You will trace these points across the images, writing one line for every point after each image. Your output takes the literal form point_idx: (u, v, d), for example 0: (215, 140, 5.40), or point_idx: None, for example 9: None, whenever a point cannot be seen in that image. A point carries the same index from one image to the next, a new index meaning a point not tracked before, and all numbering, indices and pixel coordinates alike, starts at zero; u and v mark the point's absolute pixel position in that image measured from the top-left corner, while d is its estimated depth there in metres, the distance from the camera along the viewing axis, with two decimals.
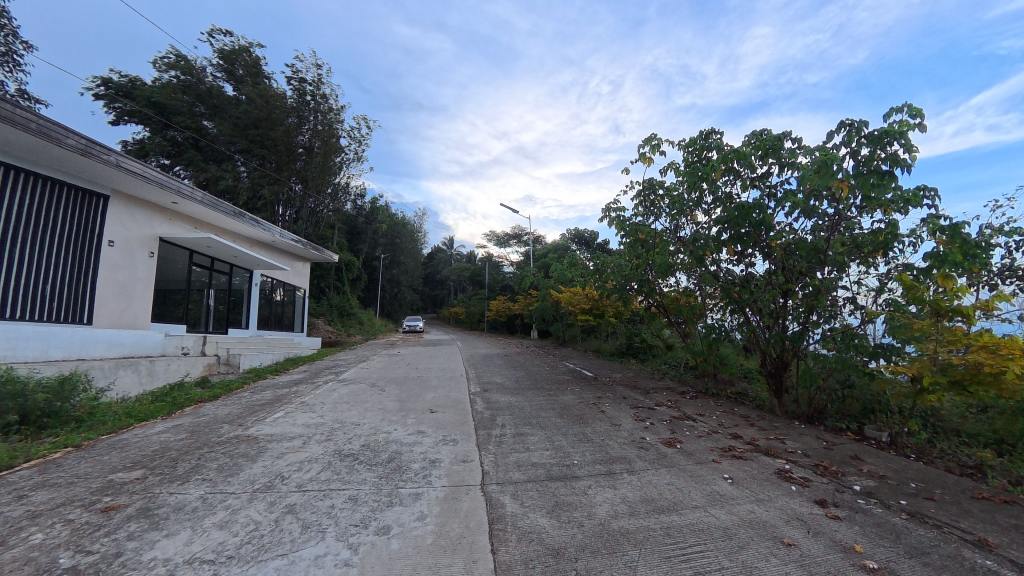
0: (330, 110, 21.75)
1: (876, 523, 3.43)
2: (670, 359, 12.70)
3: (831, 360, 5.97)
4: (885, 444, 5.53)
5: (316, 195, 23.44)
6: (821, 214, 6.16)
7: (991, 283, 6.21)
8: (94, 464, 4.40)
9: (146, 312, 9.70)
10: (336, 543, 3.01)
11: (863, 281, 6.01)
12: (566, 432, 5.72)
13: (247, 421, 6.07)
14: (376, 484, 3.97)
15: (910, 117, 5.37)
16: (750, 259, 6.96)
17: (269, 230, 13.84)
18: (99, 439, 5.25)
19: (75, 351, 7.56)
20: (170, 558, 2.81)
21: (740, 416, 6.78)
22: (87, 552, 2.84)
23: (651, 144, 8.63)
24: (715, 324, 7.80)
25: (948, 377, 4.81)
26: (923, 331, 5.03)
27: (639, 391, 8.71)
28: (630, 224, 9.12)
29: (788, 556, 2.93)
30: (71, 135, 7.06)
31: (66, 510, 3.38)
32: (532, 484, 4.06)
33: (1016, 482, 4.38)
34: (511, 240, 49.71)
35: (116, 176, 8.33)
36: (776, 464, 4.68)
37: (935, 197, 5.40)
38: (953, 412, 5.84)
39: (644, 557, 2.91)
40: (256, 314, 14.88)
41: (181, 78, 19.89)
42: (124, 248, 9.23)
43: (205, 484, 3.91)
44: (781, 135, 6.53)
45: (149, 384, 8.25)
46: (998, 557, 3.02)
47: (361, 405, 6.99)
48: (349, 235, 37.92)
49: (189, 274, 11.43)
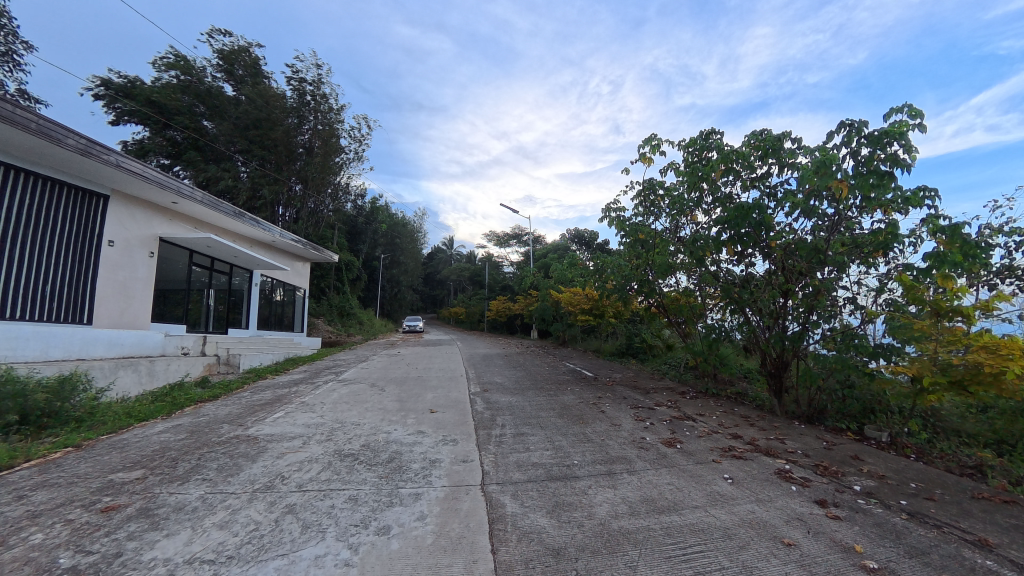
0: (330, 110, 21.73)
1: (876, 523, 3.43)
2: (670, 359, 12.70)
3: (831, 360, 5.97)
4: (885, 444, 5.53)
5: (316, 195, 23.43)
6: (821, 214, 6.17)
7: (992, 283, 6.20)
8: (94, 464, 4.40)
9: (146, 312, 9.70)
10: (336, 543, 3.01)
11: (863, 281, 6.01)
12: (566, 432, 5.72)
13: (247, 421, 6.08)
14: (376, 484, 3.97)
15: (910, 117, 5.37)
16: (750, 260, 6.97)
17: (269, 230, 13.84)
18: (98, 439, 5.24)
19: (75, 351, 7.56)
20: (171, 558, 2.81)
21: (740, 416, 6.79)
22: (87, 552, 2.84)
23: (652, 144, 8.63)
24: (715, 324, 7.80)
25: (948, 377, 4.81)
26: (923, 331, 5.03)
27: (639, 391, 8.72)
28: (631, 224, 9.12)
29: (788, 556, 2.93)
30: (71, 135, 7.07)
31: (67, 510, 3.38)
32: (532, 484, 4.06)
33: (1017, 482, 4.37)
34: (511, 240, 49.71)
35: (116, 177, 8.33)
36: (775, 464, 4.68)
37: (935, 197, 5.41)
38: (953, 412, 5.83)
39: (645, 557, 2.91)
40: (256, 314, 14.87)
41: (182, 78, 19.89)
42: (124, 247, 9.22)
43: (205, 484, 3.91)
44: (781, 135, 6.53)
45: (149, 384, 8.25)
46: (998, 557, 3.02)
47: (361, 405, 6.99)
48: (349, 235, 37.91)
49: (189, 274, 11.43)
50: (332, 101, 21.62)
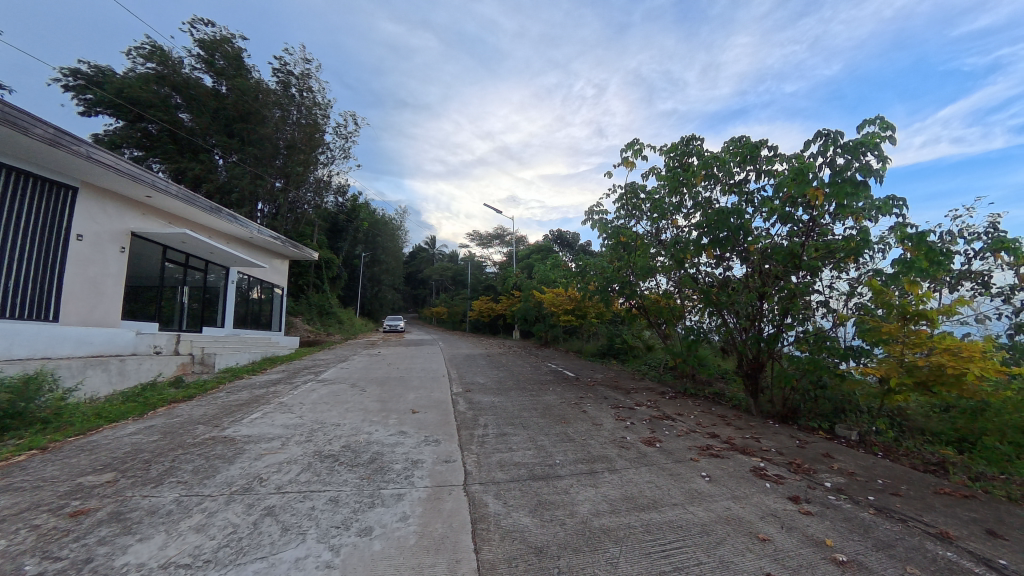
0: (314, 106, 21.46)
1: (845, 518, 3.57)
2: (649, 359, 13.00)
3: (804, 361, 6.18)
4: (854, 442, 5.76)
5: (297, 190, 22.87)
6: (796, 221, 6.34)
7: (952, 288, 6.47)
8: (61, 466, 4.24)
9: (117, 309, 9.35)
10: (317, 545, 2.98)
11: (834, 286, 6.25)
12: (548, 432, 5.75)
13: (223, 422, 5.94)
14: (357, 485, 3.94)
15: (881, 130, 5.59)
16: (729, 263, 7.15)
17: (247, 226, 13.48)
18: (66, 441, 5.04)
19: (41, 348, 7.25)
20: (145, 563, 2.73)
21: (717, 416, 6.92)
22: (54, 558, 2.74)
23: (634, 149, 8.74)
24: (694, 326, 8.02)
25: (914, 378, 5.05)
26: (891, 333, 5.26)
27: (620, 391, 8.83)
28: (612, 227, 9.24)
29: (763, 551, 3.02)
30: (38, 124, 6.75)
31: (32, 515, 3.25)
32: (515, 484, 4.08)
33: (975, 478, 4.61)
34: (494, 241, 49.96)
35: (86, 168, 7.99)
36: (751, 462, 4.81)
37: (904, 206, 5.64)
38: (918, 412, 6.06)
39: (626, 553, 2.97)
40: (232, 313, 14.49)
41: (158, 67, 19.14)
42: (94, 242, 8.87)
43: (180, 486, 3.80)
44: (758, 142, 6.72)
45: (120, 384, 7.95)
46: (959, 549, 3.17)
47: (342, 405, 6.90)
48: (331, 234, 37.24)
49: (163, 270, 11.09)
50: (317, 96, 21.59)
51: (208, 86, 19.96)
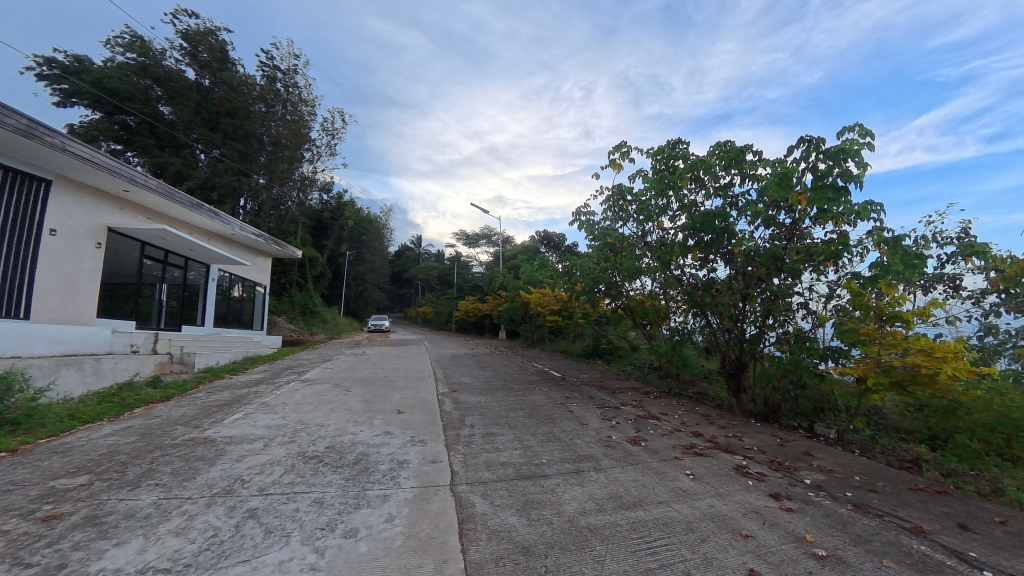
0: (300, 102, 21.18)
1: (825, 514, 3.66)
2: (634, 359, 13.14)
3: (785, 361, 6.32)
4: (833, 440, 5.90)
5: (281, 186, 22.47)
6: (778, 224, 6.47)
7: (926, 290, 6.69)
8: (32, 469, 4.08)
9: (92, 306, 9.07)
10: (301, 547, 2.93)
11: (814, 288, 6.40)
12: (535, 432, 5.76)
13: (203, 423, 5.79)
14: (342, 486, 3.89)
15: (860, 136, 5.74)
16: (713, 265, 7.27)
17: (229, 223, 13.20)
18: (37, 443, 4.86)
19: (12, 347, 6.99)
20: (121, 568, 2.65)
21: (700, 416, 7.01)
22: (25, 565, 2.64)
23: (622, 151, 8.82)
24: (679, 326, 8.12)
25: (889, 377, 5.21)
26: (868, 335, 5.41)
27: (605, 391, 8.90)
28: (599, 228, 9.31)
29: (746, 547, 3.07)
30: (10, 114, 6.52)
31: (1, 520, 3.12)
32: (502, 484, 4.07)
33: (947, 474, 4.77)
34: (481, 241, 49.88)
35: (61, 161, 7.74)
36: (734, 460, 4.90)
37: (881, 211, 5.81)
38: (893, 411, 6.25)
39: (612, 551, 2.99)
40: (212, 311, 14.16)
41: (138, 58, 18.62)
42: (69, 237, 8.59)
43: (158, 489, 3.70)
44: (743, 147, 6.84)
45: (94, 384, 7.71)
46: (932, 543, 3.28)
47: (326, 406, 6.80)
48: (316, 232, 36.66)
49: (141, 267, 10.78)
50: (304, 92, 21.35)
51: (191, 78, 19.48)
